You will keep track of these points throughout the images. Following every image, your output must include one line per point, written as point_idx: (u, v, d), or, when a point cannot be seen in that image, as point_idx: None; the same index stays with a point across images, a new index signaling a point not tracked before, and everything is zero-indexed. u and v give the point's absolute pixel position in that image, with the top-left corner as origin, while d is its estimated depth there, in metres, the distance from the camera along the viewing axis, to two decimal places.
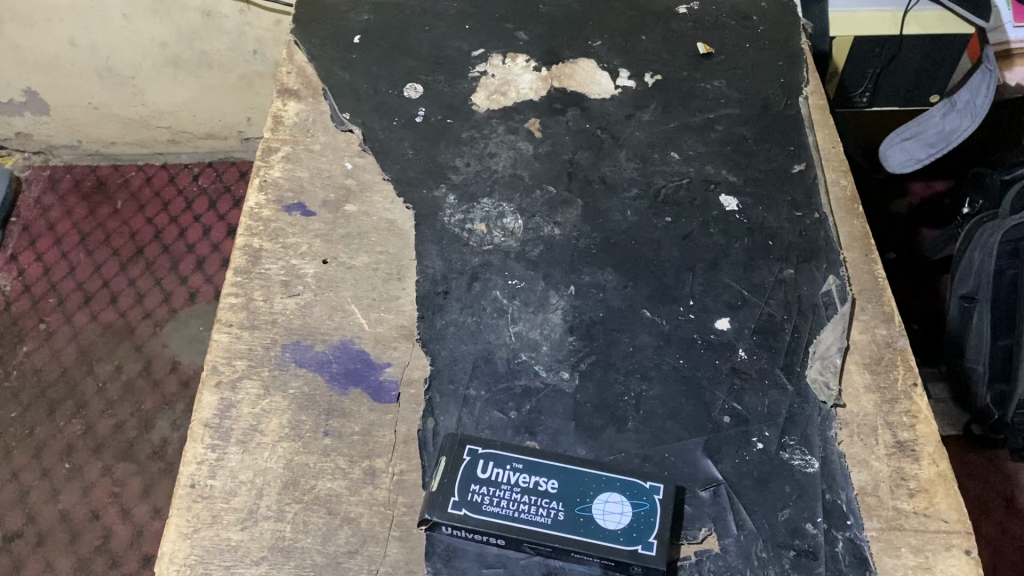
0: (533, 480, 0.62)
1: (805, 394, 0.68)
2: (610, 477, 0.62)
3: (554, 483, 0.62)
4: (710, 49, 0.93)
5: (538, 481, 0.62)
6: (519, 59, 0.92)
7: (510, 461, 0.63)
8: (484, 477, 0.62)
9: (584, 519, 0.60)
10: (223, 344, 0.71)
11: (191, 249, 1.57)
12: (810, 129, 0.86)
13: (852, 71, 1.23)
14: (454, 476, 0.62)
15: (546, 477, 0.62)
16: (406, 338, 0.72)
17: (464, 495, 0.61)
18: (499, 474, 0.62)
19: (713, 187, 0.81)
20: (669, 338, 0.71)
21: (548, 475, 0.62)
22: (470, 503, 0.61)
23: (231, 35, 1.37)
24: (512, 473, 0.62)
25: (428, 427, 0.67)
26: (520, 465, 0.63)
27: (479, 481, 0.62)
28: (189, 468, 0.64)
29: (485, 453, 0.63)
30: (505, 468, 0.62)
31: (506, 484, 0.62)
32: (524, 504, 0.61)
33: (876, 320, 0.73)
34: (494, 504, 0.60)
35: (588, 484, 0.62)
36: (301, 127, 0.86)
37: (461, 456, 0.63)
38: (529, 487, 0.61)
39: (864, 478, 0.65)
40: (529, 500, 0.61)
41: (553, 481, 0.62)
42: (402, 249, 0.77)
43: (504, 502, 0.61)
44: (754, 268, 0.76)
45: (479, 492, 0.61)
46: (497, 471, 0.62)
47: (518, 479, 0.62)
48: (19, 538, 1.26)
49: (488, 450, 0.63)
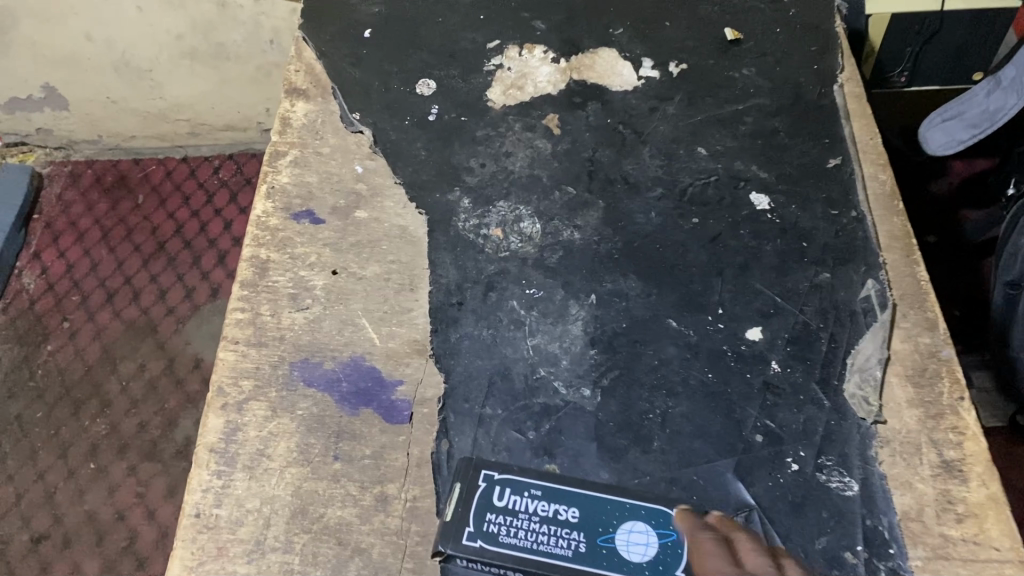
0: (553, 509, 0.59)
1: (843, 410, 0.64)
2: (634, 507, 0.59)
3: (575, 513, 0.58)
4: (738, 35, 0.88)
5: (557, 510, 0.58)
6: (536, 50, 0.87)
7: (528, 487, 0.60)
8: (501, 506, 0.59)
9: (607, 551, 0.56)
10: (230, 363, 0.68)
11: (212, 244, 1.55)
12: (847, 120, 0.81)
13: (891, 51, 1.16)
14: (469, 505, 0.59)
15: (566, 506, 0.59)
16: (419, 353, 0.68)
17: (479, 525, 0.58)
18: (515, 503, 0.59)
19: (743, 185, 0.77)
20: (696, 350, 0.67)
21: (567, 503, 0.59)
22: (484, 534, 0.57)
23: (246, 26, 1.34)
24: (531, 501, 0.59)
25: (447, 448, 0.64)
26: (538, 492, 0.59)
27: (494, 511, 0.59)
28: (194, 497, 0.62)
29: (501, 480, 0.60)
30: (523, 495, 0.59)
31: (524, 512, 0.58)
32: (544, 535, 0.57)
33: (919, 328, 0.68)
34: (511, 535, 0.57)
35: (611, 513, 0.58)
36: (310, 128, 0.83)
37: (477, 482, 0.60)
38: (548, 516, 0.58)
39: (908, 502, 0.60)
40: (549, 531, 0.57)
41: (574, 510, 0.58)
42: (414, 258, 0.74)
43: (522, 532, 0.57)
44: (787, 273, 0.71)
45: (495, 521, 0.58)
46: (515, 499, 0.59)
47: (536, 507, 0.59)
48: (46, 540, 1.26)
49: (505, 476, 0.60)
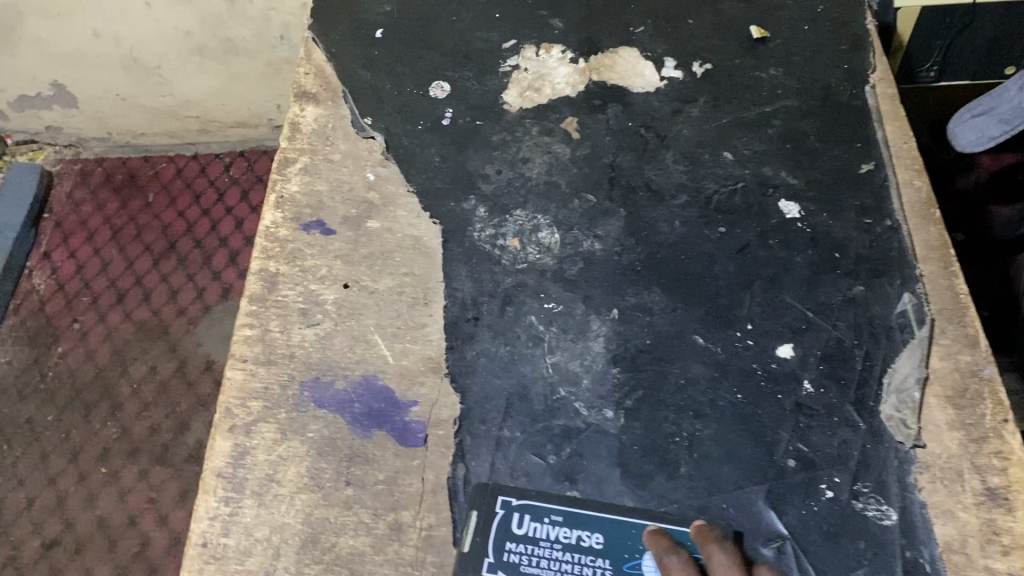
0: (575, 535, 0.58)
1: (880, 433, 0.61)
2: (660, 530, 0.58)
3: (599, 539, 0.58)
4: (764, 33, 0.84)
5: (580, 535, 0.58)
6: (554, 50, 0.84)
7: (548, 513, 0.59)
8: (521, 534, 0.58)
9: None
10: (238, 383, 0.65)
11: (223, 243, 1.52)
12: (880, 123, 0.77)
13: (920, 44, 1.09)
14: (487, 535, 0.58)
15: (588, 531, 0.58)
16: (434, 371, 0.65)
17: (499, 556, 0.58)
18: (535, 531, 0.58)
19: (771, 192, 0.73)
20: (725, 368, 0.64)
21: (590, 529, 0.58)
22: (506, 565, 0.57)
23: (256, 21, 1.30)
24: (551, 528, 0.58)
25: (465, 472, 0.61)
26: (558, 517, 0.59)
27: (514, 540, 0.58)
28: (201, 525, 0.60)
29: (519, 506, 0.59)
30: (543, 522, 0.59)
31: (544, 540, 0.58)
32: (568, 564, 0.58)
33: (958, 345, 0.64)
34: (533, 565, 0.57)
35: (636, 538, 0.58)
36: (320, 134, 0.80)
37: (494, 509, 0.59)
38: (571, 543, 0.58)
39: (951, 532, 0.57)
40: (572, 559, 0.58)
41: (597, 535, 0.58)
42: (428, 270, 0.71)
43: (544, 562, 0.58)
44: (819, 285, 0.68)
45: (515, 552, 0.58)
46: (535, 526, 0.58)
47: (558, 534, 0.58)
48: (57, 545, 1.25)
49: (523, 502, 0.59)
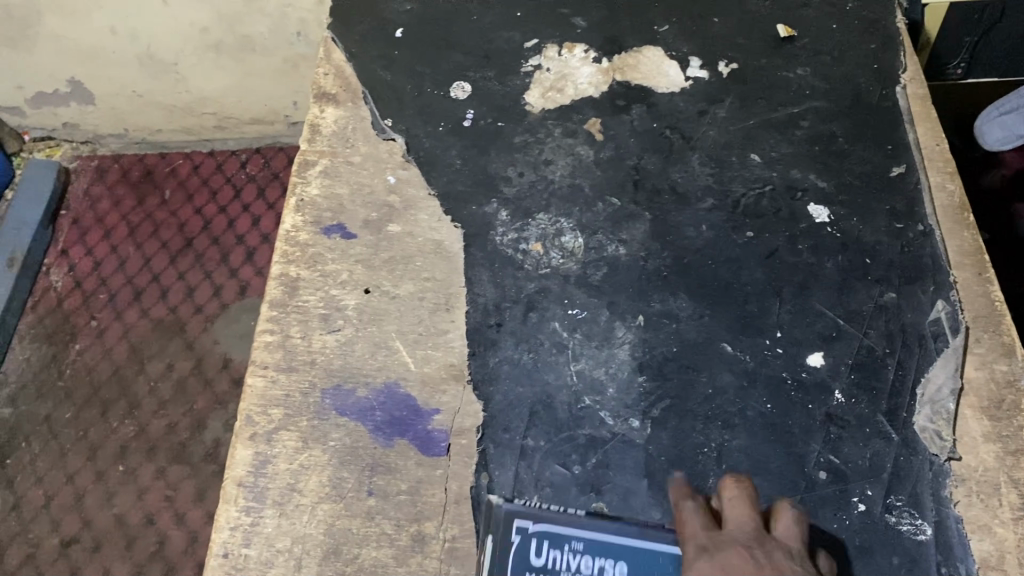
0: (598, 564, 0.56)
1: (913, 445, 0.60)
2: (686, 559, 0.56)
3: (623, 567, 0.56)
4: (792, 32, 0.83)
5: (603, 564, 0.56)
6: (577, 50, 0.83)
7: (569, 540, 0.56)
8: (540, 564, 0.56)
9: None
10: (258, 390, 0.64)
11: (240, 240, 1.52)
12: (911, 124, 0.76)
13: (948, 41, 1.05)
14: (506, 565, 0.56)
15: (612, 560, 0.56)
16: (456, 379, 0.64)
17: None
18: (555, 560, 0.56)
19: (800, 195, 0.72)
20: (754, 377, 0.63)
21: (613, 557, 0.56)
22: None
23: (273, 17, 1.30)
24: (573, 557, 0.56)
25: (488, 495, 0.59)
26: (580, 545, 0.56)
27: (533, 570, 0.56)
28: (222, 536, 0.59)
29: (536, 532, 0.57)
30: (563, 550, 0.56)
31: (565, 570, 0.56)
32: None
33: (994, 354, 0.63)
34: None
35: (662, 566, 0.56)
36: (340, 136, 0.79)
37: (510, 536, 0.57)
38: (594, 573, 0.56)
39: (987, 548, 0.56)
40: None
41: (620, 564, 0.56)
42: (450, 275, 0.70)
43: None
44: (850, 292, 0.66)
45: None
46: (555, 554, 0.56)
47: (580, 564, 0.56)
48: (76, 543, 1.25)
49: (542, 528, 0.57)
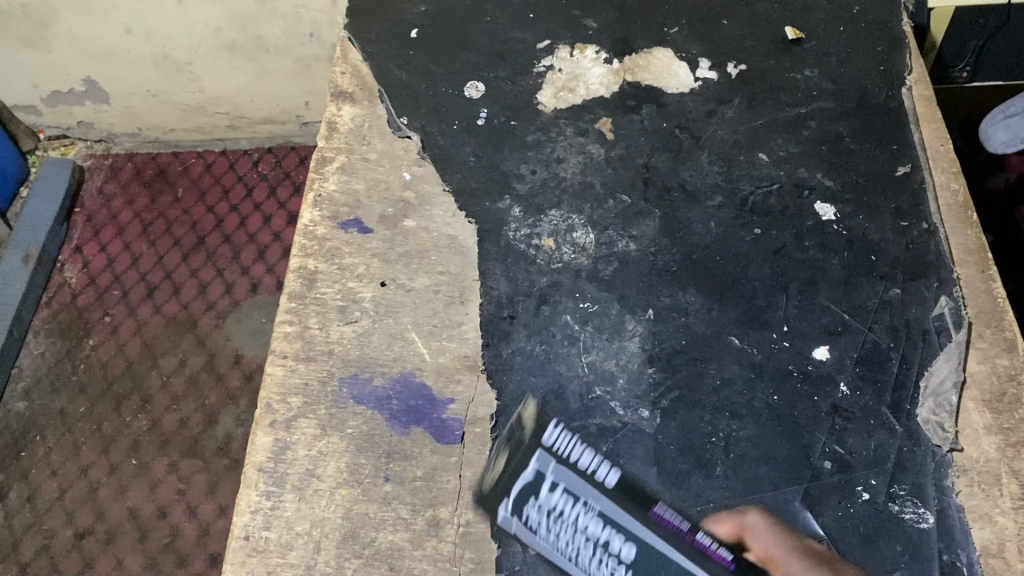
0: (603, 534, 0.56)
1: (916, 436, 0.61)
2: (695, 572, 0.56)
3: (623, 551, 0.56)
4: (799, 34, 0.84)
5: (604, 538, 0.56)
6: (588, 51, 0.84)
7: (586, 497, 0.57)
8: (551, 503, 0.56)
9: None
10: (278, 379, 0.66)
11: (251, 238, 1.54)
12: (916, 125, 0.77)
13: (953, 45, 1.06)
14: (517, 484, 0.58)
15: (620, 537, 0.56)
16: (470, 369, 0.66)
17: (522, 512, 0.57)
18: (559, 508, 0.56)
19: (807, 193, 0.74)
20: (761, 370, 0.65)
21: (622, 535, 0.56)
22: (525, 523, 0.57)
23: (286, 18, 1.32)
24: (582, 513, 0.56)
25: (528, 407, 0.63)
26: (593, 505, 0.56)
27: (536, 504, 0.57)
28: (243, 519, 0.60)
29: (554, 473, 0.57)
30: (577, 503, 0.56)
31: (567, 522, 0.56)
32: (587, 556, 0.56)
33: (996, 348, 0.65)
34: (552, 536, 0.56)
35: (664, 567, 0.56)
36: (356, 133, 0.80)
37: (529, 463, 0.58)
38: (596, 538, 0.56)
39: (988, 536, 0.58)
40: (592, 551, 0.56)
41: (626, 544, 0.56)
42: (464, 269, 0.71)
43: (563, 538, 0.56)
44: (856, 288, 0.68)
45: (534, 516, 0.57)
46: (568, 503, 0.56)
47: (586, 523, 0.56)
48: (89, 535, 1.27)
49: (564, 472, 0.57)
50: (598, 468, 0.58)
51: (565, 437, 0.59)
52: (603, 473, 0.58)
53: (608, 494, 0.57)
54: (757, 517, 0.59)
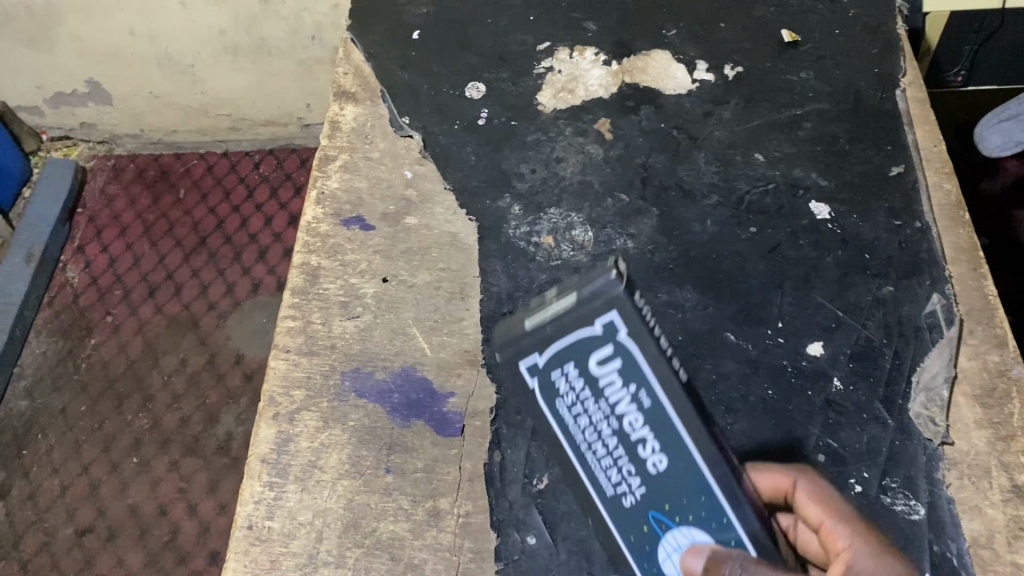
0: (639, 432, 0.43)
1: (908, 430, 0.63)
2: (725, 516, 0.45)
3: (657, 463, 0.43)
4: (796, 37, 0.85)
5: (643, 438, 0.43)
6: (587, 53, 0.86)
7: (642, 386, 0.41)
8: (593, 374, 0.41)
9: (648, 529, 0.46)
10: (281, 372, 0.67)
11: (253, 239, 1.55)
12: (910, 126, 0.78)
13: (948, 49, 1.08)
14: (563, 340, 0.41)
15: (659, 448, 0.43)
16: (470, 364, 0.67)
17: (551, 366, 0.42)
18: (609, 383, 0.42)
19: (802, 193, 0.75)
20: (756, 364, 0.66)
21: (662, 446, 0.43)
22: (545, 385, 0.43)
23: (288, 21, 1.33)
24: (627, 400, 0.42)
25: (618, 267, 0.39)
26: (646, 399, 0.42)
27: (582, 366, 0.41)
28: (246, 509, 0.62)
29: (622, 343, 0.40)
30: (627, 388, 0.42)
31: (610, 403, 0.42)
32: (604, 446, 0.44)
33: (987, 345, 0.66)
34: (573, 406, 0.43)
35: (696, 498, 0.44)
36: (359, 133, 0.82)
37: (596, 318, 0.40)
38: (625, 431, 0.43)
39: (978, 528, 0.59)
40: (613, 445, 0.44)
41: (661, 454, 0.43)
42: (465, 266, 0.72)
43: (585, 416, 0.43)
44: (849, 285, 0.69)
45: (566, 380, 0.42)
46: (614, 382, 0.42)
47: (625, 411, 0.42)
48: (90, 533, 1.27)
49: (630, 344, 0.40)
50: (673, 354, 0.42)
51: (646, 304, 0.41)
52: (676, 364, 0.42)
53: (674, 401, 0.42)
54: (807, 480, 0.54)
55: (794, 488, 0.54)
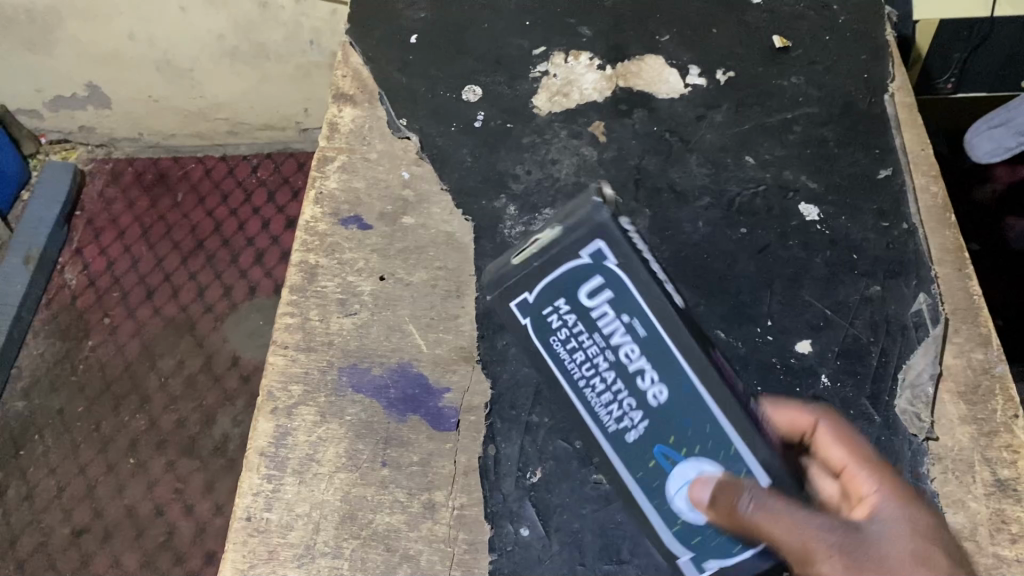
0: (633, 359, 0.48)
1: (894, 426, 0.64)
2: (733, 445, 0.47)
3: (652, 389, 0.48)
4: (787, 43, 0.87)
5: (641, 366, 0.48)
6: (582, 57, 0.87)
7: (632, 311, 0.48)
8: (587, 303, 0.48)
9: (656, 465, 0.49)
10: (280, 367, 0.69)
11: (250, 242, 1.56)
12: (898, 130, 0.80)
13: (938, 57, 1.09)
14: (556, 273, 0.48)
15: (655, 375, 0.48)
16: (465, 360, 0.68)
17: (545, 305, 0.49)
18: (603, 315, 0.48)
19: (791, 195, 0.76)
20: (746, 362, 0.67)
21: (658, 372, 0.48)
22: (541, 324, 0.49)
23: (287, 26, 1.34)
24: (620, 325, 0.48)
25: (603, 194, 0.48)
26: (638, 325, 0.48)
27: (576, 300, 0.48)
28: (245, 501, 0.63)
29: (610, 271, 0.48)
30: (619, 315, 0.48)
31: (603, 333, 0.48)
32: (601, 381, 0.49)
33: (971, 343, 0.67)
34: (568, 342, 0.49)
35: (701, 425, 0.48)
36: (357, 134, 0.83)
37: (587, 247, 0.48)
38: (621, 360, 0.48)
39: (961, 520, 0.60)
40: (611, 377, 0.49)
41: (658, 381, 0.48)
42: (460, 265, 0.74)
43: (581, 350, 0.49)
44: (837, 284, 0.71)
45: (559, 316, 0.49)
46: (606, 310, 0.48)
47: (619, 337, 0.48)
48: (87, 533, 1.28)
49: (619, 268, 0.48)
50: (664, 282, 0.49)
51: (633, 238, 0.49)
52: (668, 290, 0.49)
53: (663, 322, 0.48)
54: (830, 421, 0.54)
55: (813, 426, 0.54)
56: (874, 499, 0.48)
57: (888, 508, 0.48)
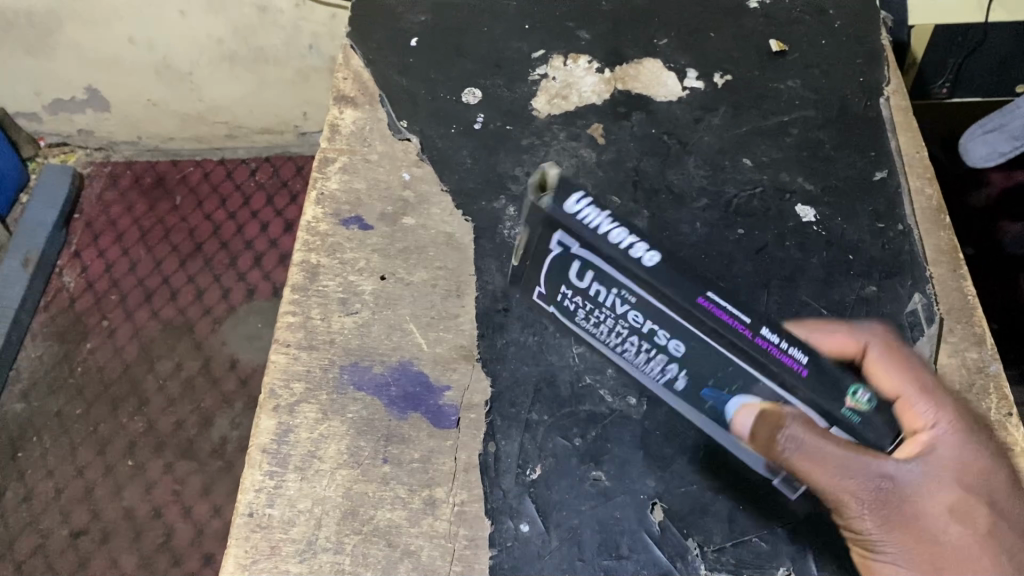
0: (641, 321, 0.50)
1: None
2: (756, 381, 0.48)
3: (667, 345, 0.50)
4: (783, 47, 0.88)
5: (651, 328, 0.50)
6: (581, 60, 0.88)
7: (616, 284, 0.49)
8: (583, 285, 0.51)
9: (710, 403, 0.52)
10: (281, 365, 0.69)
11: (249, 245, 1.56)
12: (893, 133, 0.81)
13: (932, 62, 1.11)
14: (548, 268, 0.52)
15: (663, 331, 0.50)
16: (465, 359, 0.69)
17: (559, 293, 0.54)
18: (599, 292, 0.51)
19: (788, 197, 0.77)
20: None
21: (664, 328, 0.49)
22: (563, 307, 0.55)
23: (287, 30, 1.35)
24: (616, 298, 0.50)
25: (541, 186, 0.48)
26: (627, 295, 0.49)
27: (576, 284, 0.52)
28: (247, 497, 0.63)
29: (581, 257, 0.49)
30: (609, 289, 0.50)
31: (609, 306, 0.51)
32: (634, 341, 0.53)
33: (966, 343, 0.68)
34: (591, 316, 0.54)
35: (721, 369, 0.49)
36: (358, 135, 0.84)
37: (554, 243, 0.50)
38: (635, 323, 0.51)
39: None
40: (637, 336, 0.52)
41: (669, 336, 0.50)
42: (460, 265, 0.74)
43: (603, 320, 0.53)
44: (834, 285, 0.71)
45: (573, 299, 0.53)
46: (598, 287, 0.50)
47: (620, 307, 0.50)
48: (85, 535, 1.28)
49: (583, 256, 0.49)
50: (635, 247, 0.48)
51: (590, 211, 0.48)
52: (638, 255, 0.48)
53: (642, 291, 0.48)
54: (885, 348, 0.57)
55: (861, 349, 0.57)
56: (930, 433, 0.54)
57: (941, 444, 0.54)
